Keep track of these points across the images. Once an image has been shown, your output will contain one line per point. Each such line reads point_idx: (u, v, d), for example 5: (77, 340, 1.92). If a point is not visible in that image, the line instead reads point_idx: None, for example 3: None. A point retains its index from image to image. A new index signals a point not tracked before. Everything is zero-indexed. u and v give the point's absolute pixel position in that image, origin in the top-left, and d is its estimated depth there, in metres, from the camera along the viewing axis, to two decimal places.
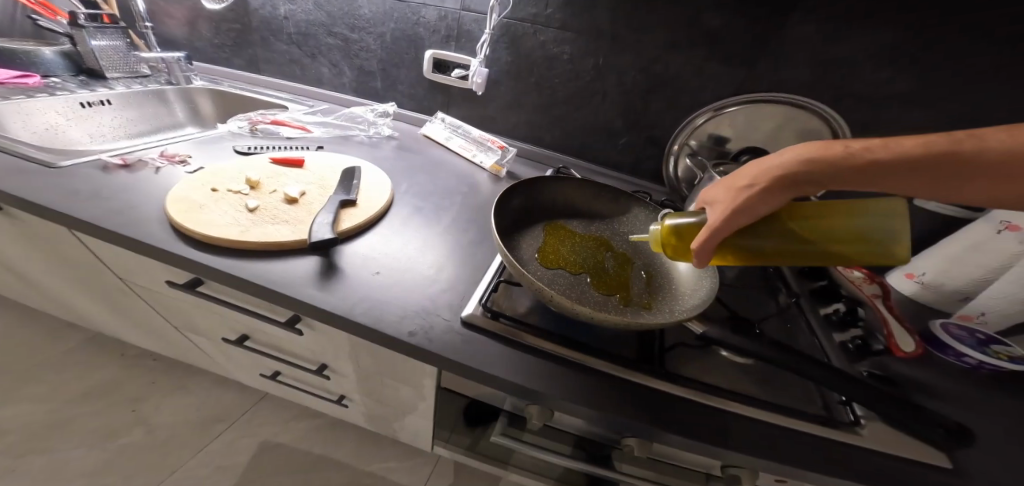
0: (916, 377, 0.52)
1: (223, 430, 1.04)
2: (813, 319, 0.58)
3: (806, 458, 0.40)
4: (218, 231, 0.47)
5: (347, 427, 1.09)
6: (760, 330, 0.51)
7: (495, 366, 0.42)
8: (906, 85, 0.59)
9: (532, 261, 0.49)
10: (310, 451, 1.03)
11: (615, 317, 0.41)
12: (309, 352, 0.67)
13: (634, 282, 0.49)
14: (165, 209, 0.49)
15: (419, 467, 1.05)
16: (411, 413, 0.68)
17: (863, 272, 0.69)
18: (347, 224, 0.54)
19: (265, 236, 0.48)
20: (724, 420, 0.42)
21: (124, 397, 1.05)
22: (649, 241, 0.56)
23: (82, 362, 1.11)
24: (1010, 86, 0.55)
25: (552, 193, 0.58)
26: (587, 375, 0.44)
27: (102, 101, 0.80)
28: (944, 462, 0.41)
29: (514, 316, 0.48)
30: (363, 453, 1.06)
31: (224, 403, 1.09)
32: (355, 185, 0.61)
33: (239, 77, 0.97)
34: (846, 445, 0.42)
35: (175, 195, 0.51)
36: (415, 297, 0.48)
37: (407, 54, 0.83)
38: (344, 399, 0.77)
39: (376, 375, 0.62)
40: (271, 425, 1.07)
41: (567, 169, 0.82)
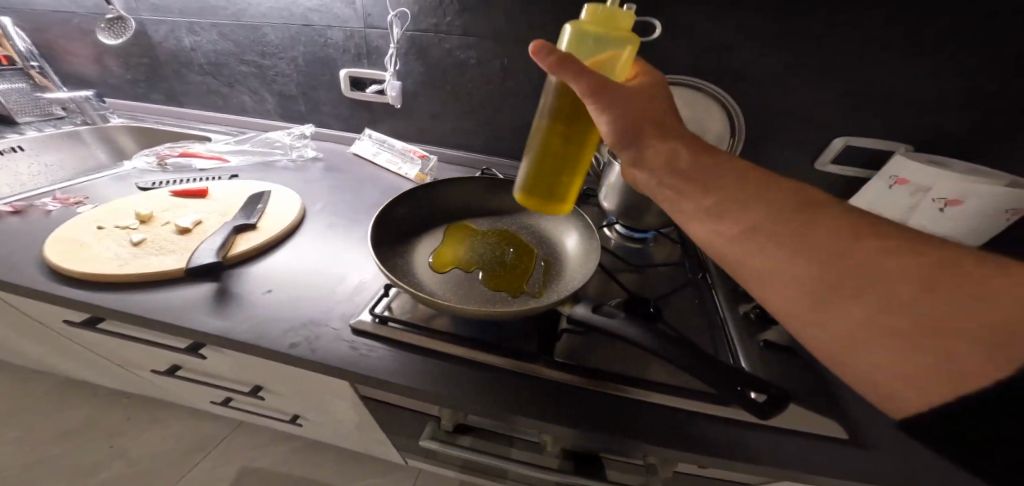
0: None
1: (203, 459, 1.00)
2: (724, 293, 0.59)
3: (699, 437, 0.39)
4: (95, 267, 0.45)
5: (325, 447, 1.06)
6: (658, 308, 0.51)
7: (381, 373, 0.41)
8: (787, 60, 0.62)
9: (425, 266, 0.49)
10: (289, 474, 1.00)
11: (489, 310, 0.40)
12: (236, 375, 0.65)
13: (531, 274, 0.50)
14: (43, 251, 0.48)
15: (402, 480, 1.02)
16: (361, 427, 0.66)
17: None
18: (242, 247, 0.52)
19: (144, 268, 0.46)
20: (619, 405, 0.42)
21: (102, 431, 1.02)
22: (554, 232, 0.56)
23: (26, 410, 1.05)
24: (872, 52, 0.58)
25: (455, 194, 0.58)
26: (481, 374, 0.43)
27: (13, 147, 0.78)
28: (840, 434, 0.40)
29: (406, 319, 0.47)
30: (343, 471, 1.02)
31: (202, 433, 1.05)
32: (258, 209, 0.60)
33: (164, 113, 0.97)
34: (742, 423, 0.41)
35: (56, 237, 0.49)
36: (306, 309, 0.46)
37: (323, 75, 0.83)
38: (298, 418, 0.75)
39: (310, 394, 0.60)
40: (249, 450, 1.03)
41: (491, 171, 0.83)
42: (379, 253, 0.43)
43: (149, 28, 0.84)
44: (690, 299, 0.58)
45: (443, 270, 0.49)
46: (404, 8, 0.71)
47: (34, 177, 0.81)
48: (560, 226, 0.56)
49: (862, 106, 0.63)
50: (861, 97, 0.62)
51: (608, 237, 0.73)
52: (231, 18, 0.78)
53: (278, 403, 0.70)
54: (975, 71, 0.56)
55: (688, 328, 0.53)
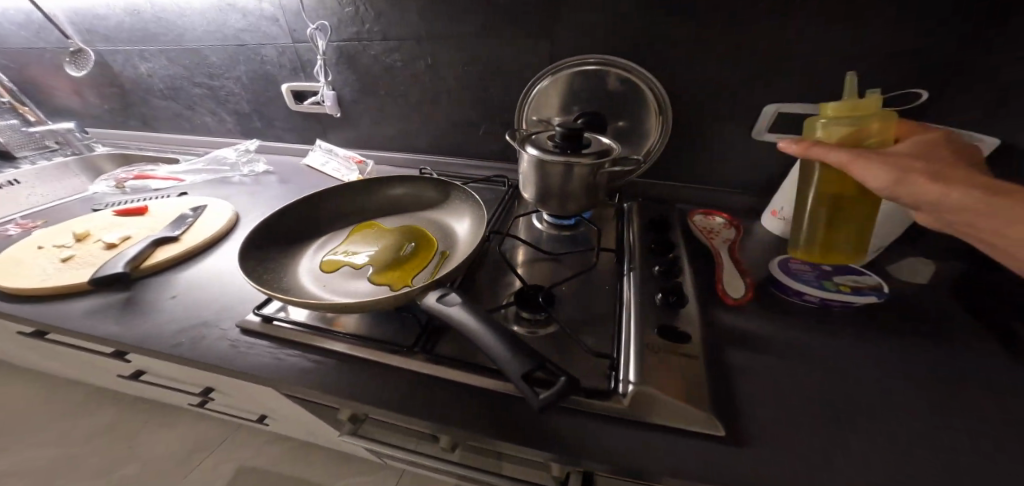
0: (744, 331, 0.44)
1: (202, 460, 1.05)
2: (639, 277, 0.49)
3: (544, 431, 0.35)
4: (20, 282, 0.50)
5: (314, 447, 1.09)
6: (547, 297, 0.45)
7: (244, 368, 0.42)
8: (698, 27, 0.58)
9: (311, 266, 0.48)
10: (278, 474, 1.04)
11: (334, 306, 0.39)
12: (188, 377, 0.66)
13: (424, 267, 0.48)
14: None
15: (385, 479, 1.04)
16: (308, 423, 0.66)
17: (723, 214, 0.61)
18: (158, 259, 0.55)
19: (61, 281, 0.50)
20: (474, 398, 0.38)
21: (109, 438, 1.08)
22: (456, 223, 0.54)
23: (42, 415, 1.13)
24: (779, 15, 0.54)
25: (362, 194, 0.58)
26: (343, 368, 0.42)
27: (10, 180, 0.86)
28: (711, 426, 0.33)
29: (297, 318, 0.47)
30: (330, 470, 1.05)
31: (204, 433, 1.10)
32: (188, 222, 0.64)
33: (142, 138, 1.05)
34: (598, 417, 0.35)
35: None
36: (202, 312, 0.48)
37: (268, 91, 0.87)
38: (265, 419, 0.73)
39: (248, 395, 0.62)
40: (245, 450, 1.08)
41: (430, 171, 0.83)
42: (250, 255, 0.44)
43: (113, 60, 0.91)
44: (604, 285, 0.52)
45: (330, 269, 0.48)
46: (324, 20, 0.73)
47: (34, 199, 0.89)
48: (460, 217, 0.55)
49: (783, 73, 0.58)
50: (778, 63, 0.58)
51: (538, 229, 0.66)
52: (178, 45, 0.84)
53: (232, 405, 0.71)
54: (897, 25, 0.51)
55: (585, 320, 0.46)
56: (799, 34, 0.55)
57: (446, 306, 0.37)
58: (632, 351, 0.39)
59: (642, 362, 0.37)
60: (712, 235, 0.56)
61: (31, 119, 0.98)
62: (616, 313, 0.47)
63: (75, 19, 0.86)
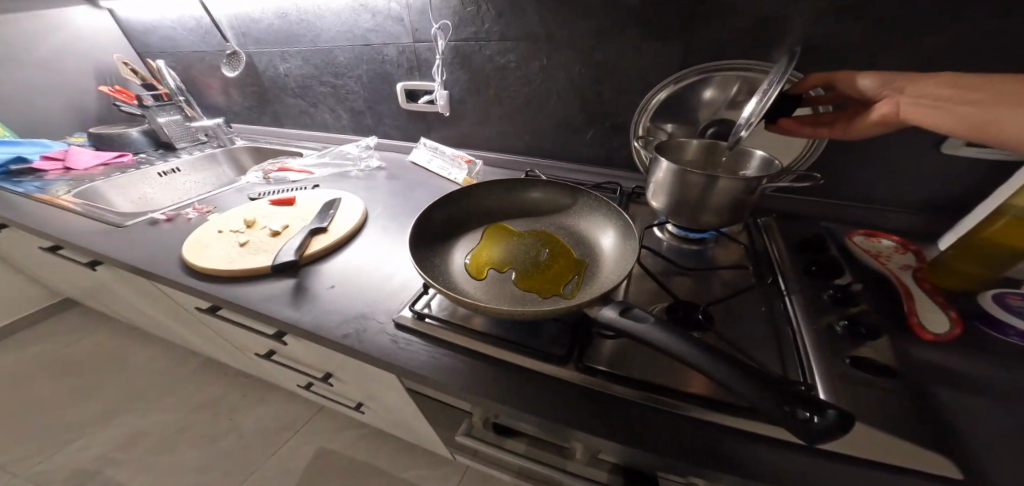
0: (945, 366, 0.39)
1: (291, 437, 1.17)
2: (801, 301, 0.46)
3: (735, 460, 0.34)
4: (213, 263, 0.58)
5: (388, 436, 1.16)
6: (707, 314, 0.43)
7: (407, 362, 0.45)
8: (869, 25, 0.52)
9: (459, 268, 0.50)
10: (356, 458, 1.11)
11: (513, 313, 0.39)
12: (312, 363, 0.71)
13: (567, 275, 0.48)
14: (182, 250, 0.63)
15: (448, 475, 1.08)
16: (412, 417, 0.70)
17: (893, 239, 0.54)
18: (315, 248, 0.62)
19: (245, 265, 0.58)
20: (639, 411, 0.39)
21: (223, 408, 1.24)
22: (593, 232, 0.54)
23: (179, 374, 1.34)
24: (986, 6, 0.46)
25: (495, 197, 0.59)
26: (499, 369, 0.44)
27: (174, 169, 1.06)
28: (943, 468, 0.31)
29: (445, 316, 0.50)
30: (398, 460, 1.11)
31: (295, 413, 1.23)
32: (330, 214, 0.70)
33: (271, 132, 1.18)
34: (788, 452, 0.34)
35: (191, 239, 0.64)
36: (358, 305, 0.53)
37: (384, 90, 0.93)
38: (361, 406, 0.81)
39: (367, 386, 0.67)
40: (326, 434, 1.17)
41: (532, 172, 0.83)
42: (415, 254, 0.47)
43: (255, 61, 1.02)
44: (757, 307, 0.47)
45: (479, 276, 0.49)
46: (446, 19, 0.76)
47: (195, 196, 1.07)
48: (596, 226, 0.54)
49: None
50: (967, 66, 0.50)
51: (658, 238, 0.62)
52: (311, 45, 0.92)
53: (341, 389, 0.77)
54: None
55: (746, 342, 0.42)
56: (1010, 29, 0.47)
57: (635, 321, 0.36)
58: (819, 382, 0.37)
59: (832, 395, 0.35)
60: (883, 260, 0.50)
61: (190, 114, 1.13)
62: (782, 333, 0.42)
63: (230, 24, 0.98)
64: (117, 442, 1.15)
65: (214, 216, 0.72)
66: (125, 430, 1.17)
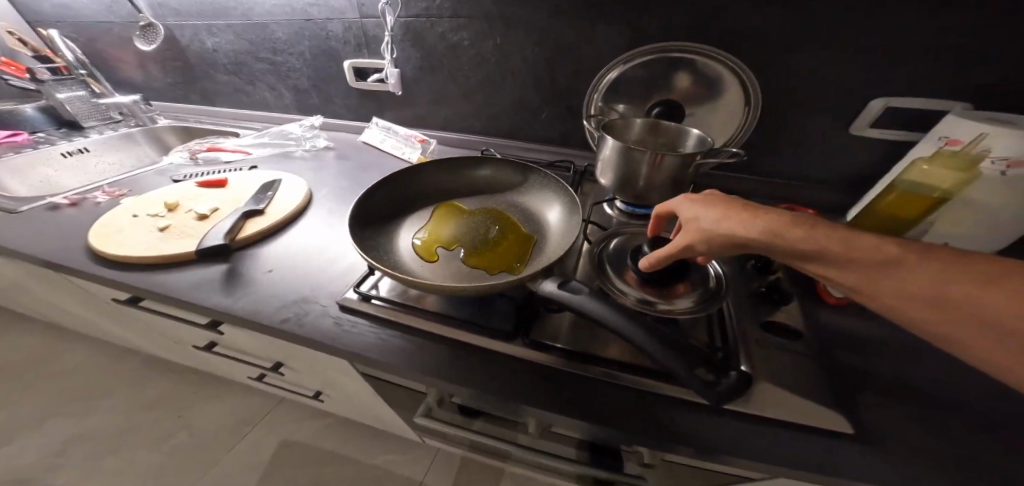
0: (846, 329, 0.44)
1: (249, 432, 1.09)
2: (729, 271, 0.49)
3: (667, 423, 0.36)
4: (127, 250, 0.52)
5: (353, 423, 1.12)
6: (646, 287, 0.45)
7: (351, 347, 0.43)
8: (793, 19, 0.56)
9: (405, 248, 0.49)
10: (321, 447, 1.06)
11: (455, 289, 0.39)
12: (258, 352, 0.66)
13: (516, 251, 0.48)
14: (89, 236, 0.56)
15: (420, 458, 1.05)
16: (372, 401, 0.67)
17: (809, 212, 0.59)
18: (249, 231, 0.57)
19: (167, 251, 0.53)
20: (583, 381, 0.39)
21: (170, 407, 1.12)
22: (543, 209, 0.54)
23: (111, 374, 1.20)
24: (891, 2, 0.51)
25: (445, 174, 0.58)
26: (446, 348, 0.43)
27: (81, 149, 0.93)
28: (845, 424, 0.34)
29: (392, 296, 0.48)
30: (367, 446, 1.07)
31: (251, 406, 1.14)
32: (268, 196, 0.66)
33: (204, 111, 1.08)
34: (718, 412, 0.36)
35: (100, 224, 0.58)
36: (298, 289, 0.50)
37: (329, 67, 0.89)
38: (319, 394, 0.77)
39: (320, 372, 0.64)
40: (286, 425, 1.10)
41: (489, 151, 0.82)
42: (356, 235, 0.45)
43: (178, 34, 0.94)
44: None
45: (429, 259, 0.47)
46: None
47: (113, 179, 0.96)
48: (547, 202, 0.54)
49: (887, 68, 0.55)
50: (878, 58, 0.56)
51: (609, 215, 0.64)
52: (244, 19, 0.85)
53: (294, 378, 0.72)
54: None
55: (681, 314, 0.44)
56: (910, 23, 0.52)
57: (570, 293, 0.37)
58: (739, 347, 0.40)
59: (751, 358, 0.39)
60: None
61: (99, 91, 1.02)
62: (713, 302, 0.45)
63: None
64: (35, 455, 1.01)
65: (130, 200, 0.65)
66: (48, 440, 1.04)
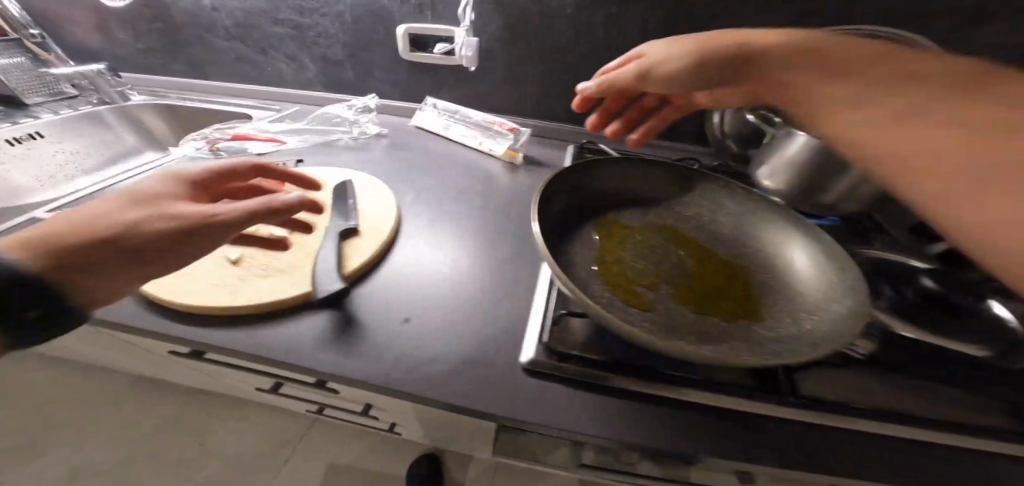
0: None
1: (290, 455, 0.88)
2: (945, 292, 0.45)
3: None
4: (201, 298, 0.39)
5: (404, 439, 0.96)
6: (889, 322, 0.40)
7: (553, 418, 0.33)
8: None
9: (598, 282, 0.38)
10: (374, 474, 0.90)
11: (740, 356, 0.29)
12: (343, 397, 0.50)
13: (737, 281, 0.39)
14: None
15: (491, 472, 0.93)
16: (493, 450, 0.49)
17: None
18: (354, 262, 0.44)
19: (260, 297, 0.39)
20: (863, 444, 0.32)
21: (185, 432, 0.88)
22: (733, 223, 0.45)
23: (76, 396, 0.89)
24: None
25: (601, 181, 0.48)
26: (673, 412, 0.34)
27: (31, 134, 0.69)
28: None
29: (586, 348, 0.38)
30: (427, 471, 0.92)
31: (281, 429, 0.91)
32: (351, 206, 0.51)
33: (195, 85, 0.87)
34: None
35: None
36: (450, 342, 0.39)
37: (375, 32, 0.72)
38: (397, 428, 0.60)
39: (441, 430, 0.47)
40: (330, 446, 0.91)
41: (595, 143, 0.71)
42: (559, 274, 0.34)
43: None
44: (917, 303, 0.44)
45: (637, 303, 0.37)
46: None
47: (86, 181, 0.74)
48: (732, 212, 0.46)
49: None
50: None
51: None
52: None
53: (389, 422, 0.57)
54: None
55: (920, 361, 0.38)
56: None
57: None
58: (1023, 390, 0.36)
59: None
60: None
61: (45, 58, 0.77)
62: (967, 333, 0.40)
63: None
64: None
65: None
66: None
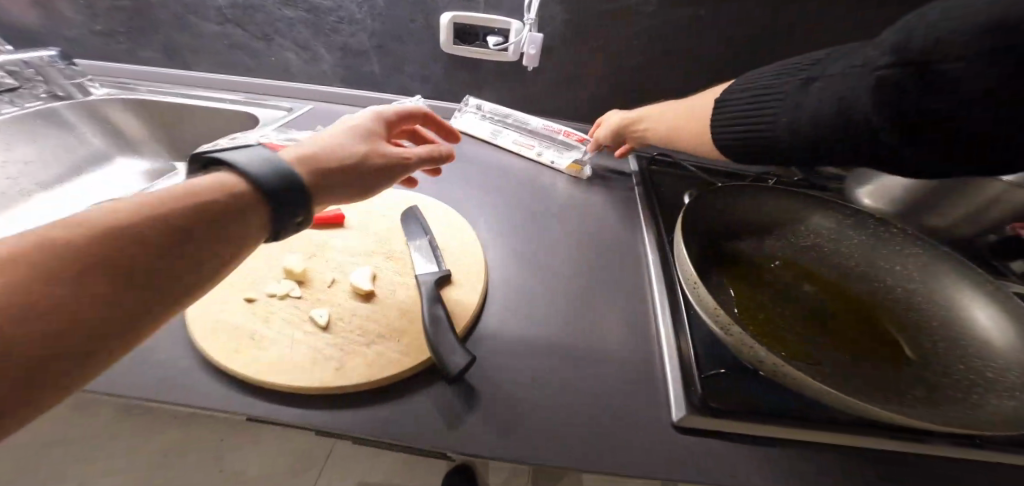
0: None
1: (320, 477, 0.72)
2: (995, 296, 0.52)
3: None
4: (298, 376, 0.34)
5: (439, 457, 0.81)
6: None
7: (719, 468, 0.34)
8: None
9: (742, 322, 0.41)
10: None
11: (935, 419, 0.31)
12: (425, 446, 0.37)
13: (867, 318, 0.44)
14: (203, 347, 0.36)
15: None
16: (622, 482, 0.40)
17: None
18: (461, 318, 0.42)
19: (367, 372, 0.35)
20: (986, 477, 0.35)
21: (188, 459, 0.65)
22: (847, 252, 0.50)
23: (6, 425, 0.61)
24: None
25: (721, 212, 0.50)
26: (816, 453, 0.36)
27: None
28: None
29: (745, 392, 0.39)
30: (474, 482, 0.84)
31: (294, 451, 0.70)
32: (431, 247, 0.49)
33: (176, 77, 0.72)
34: None
35: (207, 325, 0.38)
36: (595, 397, 0.38)
37: (412, 21, 0.63)
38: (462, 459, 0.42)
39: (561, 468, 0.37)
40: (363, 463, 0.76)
41: (667, 157, 0.73)
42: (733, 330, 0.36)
43: None
44: None
45: (794, 354, 0.39)
46: None
47: (58, 211, 0.62)
48: (849, 244, 0.50)
49: None
50: None
51: None
52: None
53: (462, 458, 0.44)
54: None
55: None
56: None
57: None
58: None
59: None
60: None
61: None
62: None
63: None
64: None
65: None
66: None
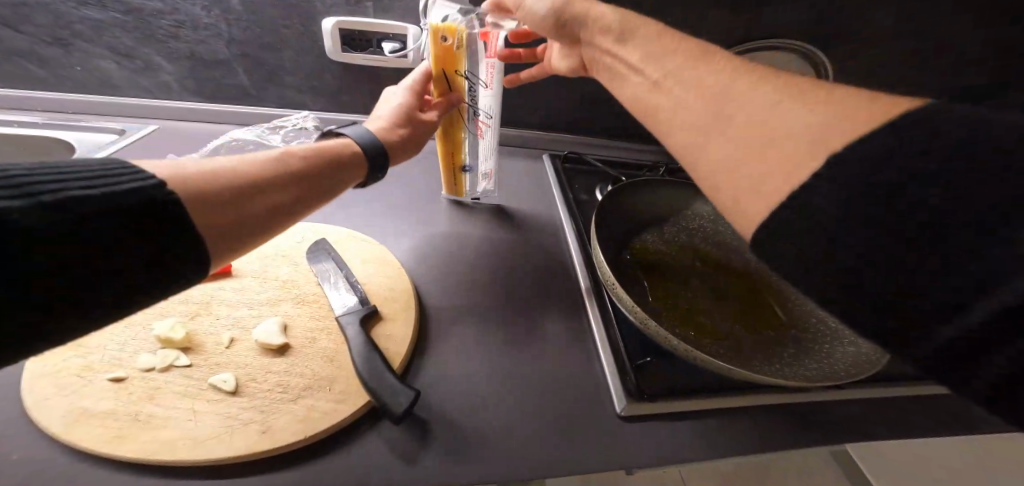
0: None
1: None
2: None
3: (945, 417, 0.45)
4: (194, 453, 0.28)
5: None
6: None
7: (655, 454, 0.37)
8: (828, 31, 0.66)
9: (655, 310, 0.46)
10: None
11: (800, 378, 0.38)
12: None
13: (750, 291, 0.51)
14: (56, 434, 0.29)
15: None
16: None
17: None
18: (399, 352, 0.39)
19: (296, 430, 0.31)
20: (854, 410, 0.44)
21: None
22: (727, 234, 0.58)
23: None
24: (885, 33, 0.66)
25: (623, 208, 0.55)
26: (732, 419, 0.40)
27: None
28: None
29: (666, 378, 0.42)
30: None
31: None
32: (354, 282, 0.45)
33: (19, 105, 0.64)
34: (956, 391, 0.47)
35: (57, 410, 0.30)
36: (538, 410, 0.38)
37: (288, 29, 0.60)
38: None
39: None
40: None
41: (578, 156, 0.76)
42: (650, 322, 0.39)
43: None
44: None
45: (701, 332, 0.45)
46: None
47: None
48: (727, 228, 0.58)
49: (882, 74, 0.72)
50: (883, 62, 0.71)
51: None
52: None
53: None
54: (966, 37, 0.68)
55: None
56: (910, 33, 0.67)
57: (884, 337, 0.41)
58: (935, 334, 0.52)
59: None
60: None
61: None
62: None
63: None
64: None
65: (68, 359, 0.34)
66: None
